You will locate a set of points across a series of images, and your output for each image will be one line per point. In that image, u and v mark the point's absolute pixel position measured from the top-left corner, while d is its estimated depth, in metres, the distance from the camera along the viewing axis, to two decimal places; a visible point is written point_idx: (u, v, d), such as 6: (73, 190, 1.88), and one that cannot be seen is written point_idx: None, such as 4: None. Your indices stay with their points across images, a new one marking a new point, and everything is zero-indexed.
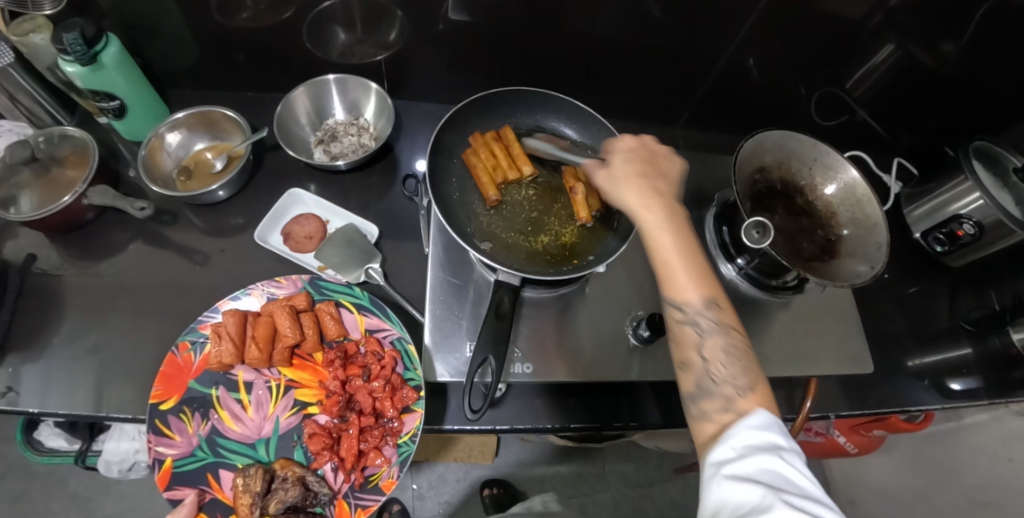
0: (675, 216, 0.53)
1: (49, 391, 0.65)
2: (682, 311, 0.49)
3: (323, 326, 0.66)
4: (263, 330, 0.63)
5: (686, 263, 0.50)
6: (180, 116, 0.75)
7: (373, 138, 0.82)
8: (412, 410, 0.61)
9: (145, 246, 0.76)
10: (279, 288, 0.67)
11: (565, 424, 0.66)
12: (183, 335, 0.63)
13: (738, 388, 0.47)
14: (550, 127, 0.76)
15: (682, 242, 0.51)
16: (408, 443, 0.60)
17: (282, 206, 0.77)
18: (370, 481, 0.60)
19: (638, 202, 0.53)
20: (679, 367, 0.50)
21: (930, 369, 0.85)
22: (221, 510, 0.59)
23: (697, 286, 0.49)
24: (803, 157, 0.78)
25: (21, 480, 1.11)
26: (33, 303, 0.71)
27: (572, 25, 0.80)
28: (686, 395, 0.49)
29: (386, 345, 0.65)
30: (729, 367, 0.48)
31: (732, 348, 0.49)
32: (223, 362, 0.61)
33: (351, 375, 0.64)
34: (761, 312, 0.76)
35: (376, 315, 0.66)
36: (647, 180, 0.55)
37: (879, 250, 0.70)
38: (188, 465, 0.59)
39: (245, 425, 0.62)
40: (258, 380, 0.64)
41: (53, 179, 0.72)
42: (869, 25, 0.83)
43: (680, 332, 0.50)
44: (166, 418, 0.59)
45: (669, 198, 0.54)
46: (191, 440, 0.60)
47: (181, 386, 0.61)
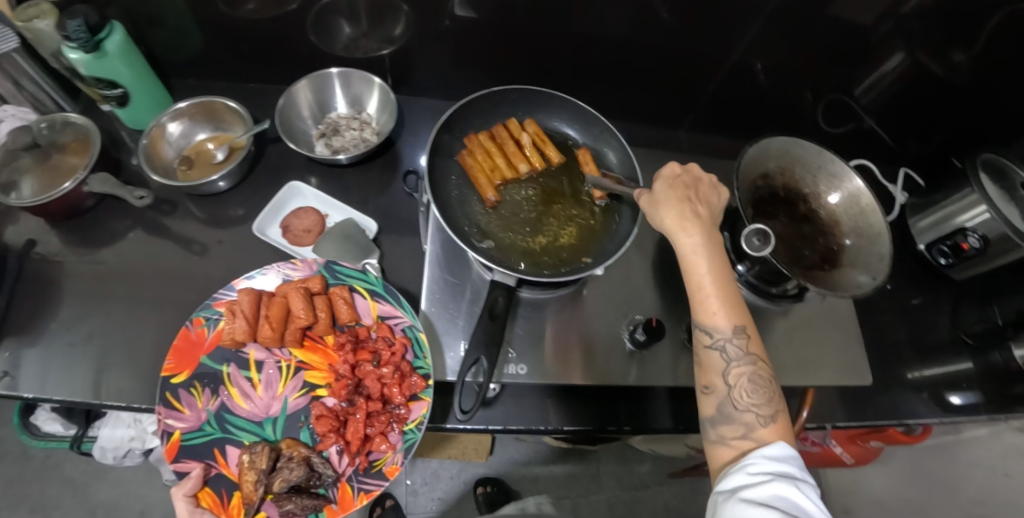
0: (712, 242, 0.54)
1: (44, 375, 0.65)
2: (710, 336, 0.51)
3: (336, 310, 0.65)
4: (277, 311, 0.62)
5: (719, 290, 0.52)
6: (183, 105, 0.74)
7: (375, 132, 0.80)
8: (420, 397, 0.60)
9: (144, 235, 0.76)
10: (295, 270, 0.66)
11: (557, 427, 0.66)
12: (198, 310, 0.62)
13: (759, 415, 0.48)
14: (552, 128, 0.75)
15: (717, 269, 0.53)
16: (413, 431, 0.59)
17: (281, 199, 0.76)
18: (374, 465, 0.59)
19: (675, 222, 0.54)
20: (702, 390, 0.52)
21: (929, 382, 0.84)
22: (226, 486, 0.58)
23: (727, 314, 0.51)
24: (807, 164, 0.77)
25: (17, 463, 1.12)
26: (33, 288, 0.71)
27: (577, 24, 0.80)
28: (706, 418, 0.51)
29: (397, 332, 0.64)
30: (753, 396, 0.49)
31: (757, 378, 0.50)
32: (236, 339, 0.61)
33: (361, 360, 0.63)
34: (759, 319, 0.76)
35: (389, 302, 0.65)
36: (687, 204, 0.55)
37: (882, 260, 0.69)
38: (195, 439, 0.58)
39: (254, 404, 0.61)
40: (269, 360, 0.63)
41: (54, 166, 0.73)
42: (879, 33, 0.84)
43: (706, 357, 0.51)
44: (176, 391, 0.59)
45: (707, 222, 0.55)
46: (200, 414, 0.59)
47: (193, 361, 0.61)
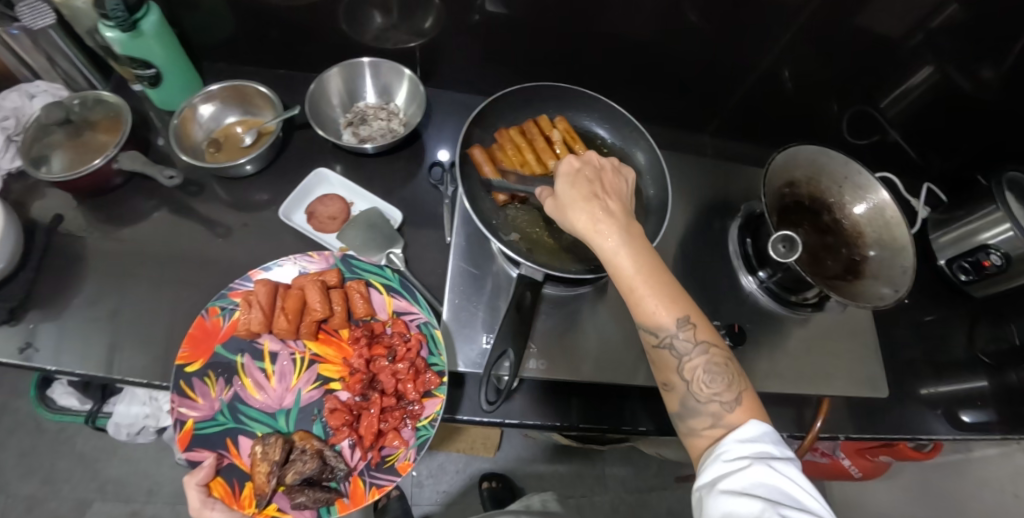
0: (633, 236, 0.49)
1: (70, 349, 0.66)
2: (657, 336, 0.48)
3: (351, 305, 0.65)
4: (293, 303, 0.62)
5: (653, 287, 0.47)
6: (214, 87, 0.75)
7: (402, 123, 0.80)
8: (433, 394, 0.60)
9: (169, 215, 0.77)
10: (312, 263, 0.67)
11: (574, 424, 0.66)
12: (213, 299, 0.62)
13: (724, 403, 0.46)
14: (583, 126, 0.75)
15: (644, 267, 0.47)
16: (427, 427, 0.59)
17: (308, 185, 0.76)
18: (387, 461, 0.59)
19: (588, 226, 0.49)
20: (663, 386, 0.50)
21: (942, 399, 0.84)
22: (237, 477, 0.58)
23: (667, 310, 0.47)
24: (833, 174, 0.76)
25: (30, 436, 1.13)
26: (59, 263, 0.72)
27: (607, 24, 0.80)
28: (673, 413, 0.49)
29: (412, 329, 0.64)
30: (712, 385, 0.47)
31: (712, 365, 0.47)
32: (251, 330, 0.61)
33: (376, 355, 0.63)
34: (778, 327, 0.76)
35: (405, 298, 0.65)
36: (596, 201, 0.49)
37: (905, 274, 0.69)
38: (208, 428, 0.58)
39: (267, 395, 0.62)
40: (283, 352, 0.63)
41: (85, 142, 0.74)
42: (906, 47, 0.84)
43: (659, 357, 0.48)
44: (189, 380, 0.59)
45: (621, 216, 0.49)
46: (213, 403, 0.59)
47: (207, 350, 0.61)
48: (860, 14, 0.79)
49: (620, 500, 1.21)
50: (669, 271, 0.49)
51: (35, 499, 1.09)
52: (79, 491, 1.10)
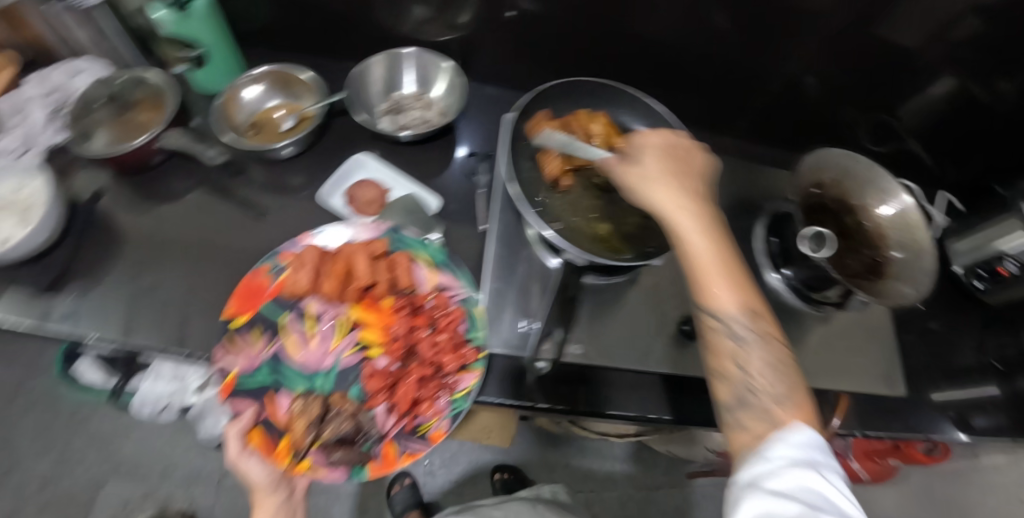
0: (711, 220, 0.52)
1: (108, 321, 0.68)
2: (719, 318, 0.49)
3: (396, 275, 0.65)
4: (340, 267, 0.64)
5: (725, 270, 0.50)
6: (261, 70, 0.78)
7: (439, 112, 0.81)
8: (471, 368, 0.61)
9: (206, 196, 0.79)
10: (361, 232, 0.68)
11: (599, 411, 0.64)
12: (265, 259, 0.65)
13: (778, 401, 0.47)
14: (621, 122, 0.76)
15: (718, 246, 0.50)
16: (461, 400, 0.60)
17: (347, 169, 0.78)
18: (420, 429, 0.59)
19: (669, 200, 0.52)
20: (715, 377, 0.50)
21: (954, 403, 0.85)
22: (275, 430, 0.59)
23: (732, 291, 0.49)
24: (858, 178, 0.78)
25: (46, 413, 1.14)
26: (98, 238, 0.74)
27: (639, 24, 0.82)
28: (721, 405, 0.49)
29: (453, 303, 0.65)
30: (769, 381, 0.48)
31: (769, 360, 0.49)
32: (297, 290, 0.63)
33: (416, 324, 0.63)
34: (798, 324, 0.78)
35: (448, 273, 0.67)
36: (681, 181, 0.54)
37: (927, 275, 0.70)
38: (250, 382, 0.60)
39: (307, 353, 0.62)
40: (326, 313, 0.63)
41: (127, 121, 0.76)
42: (924, 58, 0.86)
43: (716, 341, 0.49)
44: (236, 332, 0.62)
45: (703, 202, 0.53)
46: (255, 358, 0.61)
47: (255, 305, 0.63)
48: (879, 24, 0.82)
49: (630, 497, 1.22)
50: (739, 261, 0.52)
51: (49, 477, 1.10)
52: (94, 471, 1.11)
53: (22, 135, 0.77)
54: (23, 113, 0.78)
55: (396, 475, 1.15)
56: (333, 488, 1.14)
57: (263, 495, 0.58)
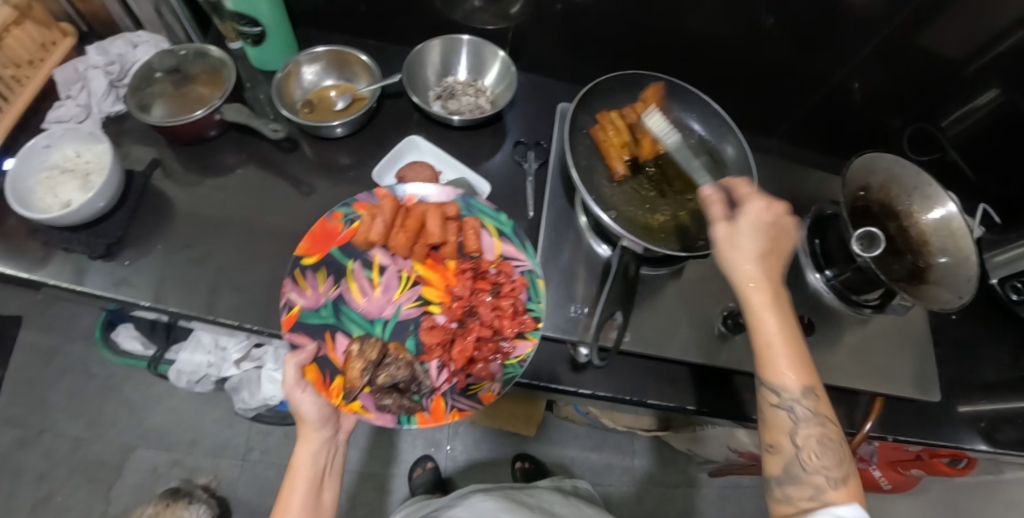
0: (781, 300, 0.54)
1: (163, 287, 0.70)
2: (779, 396, 0.52)
3: (463, 239, 0.69)
4: (413, 222, 0.67)
5: (790, 349, 0.52)
6: (321, 49, 0.79)
7: (490, 101, 0.84)
8: (528, 336, 0.63)
9: (256, 171, 0.80)
10: (434, 194, 0.71)
11: (641, 400, 0.68)
12: (340, 205, 0.68)
13: (829, 478, 0.50)
14: (675, 119, 0.77)
15: (786, 325, 0.53)
16: (515, 366, 0.62)
17: (399, 151, 0.79)
18: (470, 388, 0.61)
19: (747, 274, 0.54)
20: (766, 448, 0.53)
21: (985, 414, 0.83)
22: (330, 369, 0.61)
23: (796, 374, 0.51)
24: (904, 184, 0.78)
25: (80, 379, 1.16)
26: (152, 206, 0.75)
27: (691, 21, 0.82)
28: (772, 476, 0.52)
29: (516, 274, 0.67)
30: (822, 457, 0.51)
31: (826, 439, 0.51)
32: (370, 239, 0.65)
33: (478, 287, 0.67)
34: (836, 326, 0.78)
35: (513, 244, 0.69)
36: (764, 254, 0.55)
37: (969, 282, 0.69)
38: (311, 318, 0.63)
39: (369, 301, 0.66)
40: (391, 267, 0.68)
41: (185, 93, 0.77)
42: (968, 68, 0.86)
43: (773, 415, 0.52)
44: (304, 271, 0.64)
45: (777, 280, 0.55)
46: (319, 297, 0.64)
47: (325, 248, 0.66)
48: (924, 33, 0.82)
49: (645, 492, 1.23)
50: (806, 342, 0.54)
51: (81, 440, 1.12)
52: (124, 436, 1.13)
53: (84, 103, 0.78)
54: (83, 81, 0.79)
55: (417, 458, 1.18)
56: (355, 467, 1.16)
57: (310, 428, 0.60)
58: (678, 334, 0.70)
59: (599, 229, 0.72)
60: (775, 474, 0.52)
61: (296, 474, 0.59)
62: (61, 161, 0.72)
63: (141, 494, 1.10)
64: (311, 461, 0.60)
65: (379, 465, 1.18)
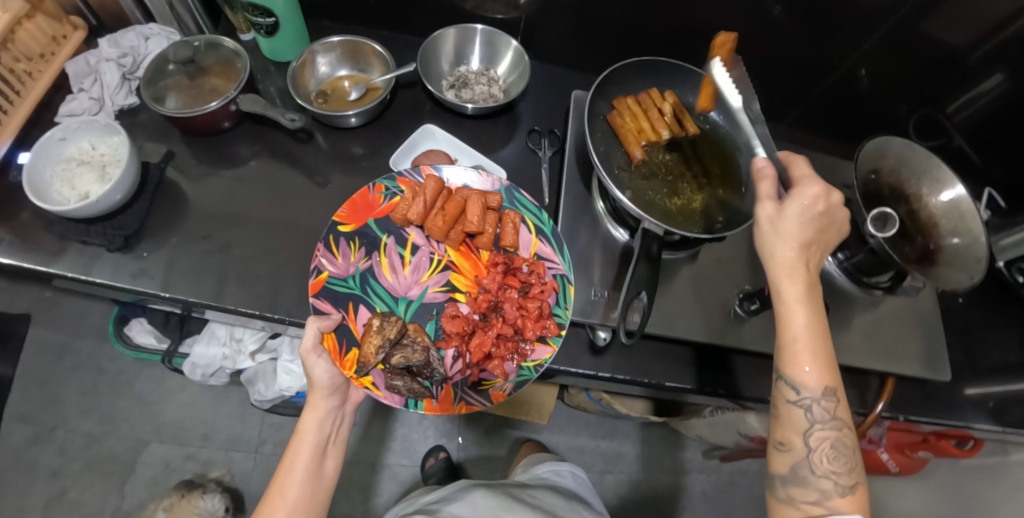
0: (814, 298, 0.54)
1: (182, 278, 0.70)
2: (798, 393, 0.52)
3: (501, 231, 0.69)
4: (453, 207, 0.67)
5: (816, 350, 0.52)
6: (336, 40, 0.78)
7: (502, 90, 0.84)
8: (549, 342, 0.64)
9: (271, 162, 0.80)
10: (478, 182, 0.72)
11: (660, 382, 0.70)
12: (383, 178, 0.70)
13: (835, 484, 0.51)
14: (690, 105, 0.78)
15: (816, 325, 0.53)
16: (530, 370, 0.64)
17: (414, 139, 0.80)
18: (482, 383, 0.64)
19: (786, 266, 0.54)
20: (776, 446, 0.54)
21: (993, 396, 0.84)
22: (347, 339, 0.63)
23: (820, 375, 0.52)
24: (913, 167, 0.79)
25: (91, 375, 1.16)
26: (167, 198, 0.76)
27: (701, 9, 0.83)
28: (778, 474, 0.53)
29: (548, 276, 0.68)
30: (833, 461, 0.51)
31: (838, 444, 0.52)
32: (408, 217, 0.67)
33: (508, 284, 0.68)
34: (848, 307, 0.79)
35: (550, 245, 0.69)
36: (808, 245, 0.55)
37: (979, 263, 0.70)
38: (339, 286, 0.65)
39: (396, 279, 0.68)
40: (424, 248, 0.70)
41: (198, 85, 0.77)
42: (974, 56, 0.87)
43: (789, 412, 0.53)
44: (338, 238, 0.67)
45: (813, 277, 0.55)
46: (348, 267, 0.66)
47: (362, 218, 0.69)
48: (930, 20, 0.83)
49: (655, 479, 1.24)
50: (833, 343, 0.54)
51: (93, 436, 1.12)
52: (136, 432, 1.14)
53: (97, 96, 0.78)
54: (95, 74, 0.78)
55: (429, 449, 1.19)
56: (368, 458, 1.18)
57: (320, 395, 0.62)
58: (695, 317, 0.71)
59: (617, 214, 0.73)
60: (782, 473, 0.53)
61: (302, 440, 0.60)
62: (77, 154, 0.72)
63: (155, 488, 1.11)
64: (316, 427, 0.61)
65: (391, 456, 1.19)
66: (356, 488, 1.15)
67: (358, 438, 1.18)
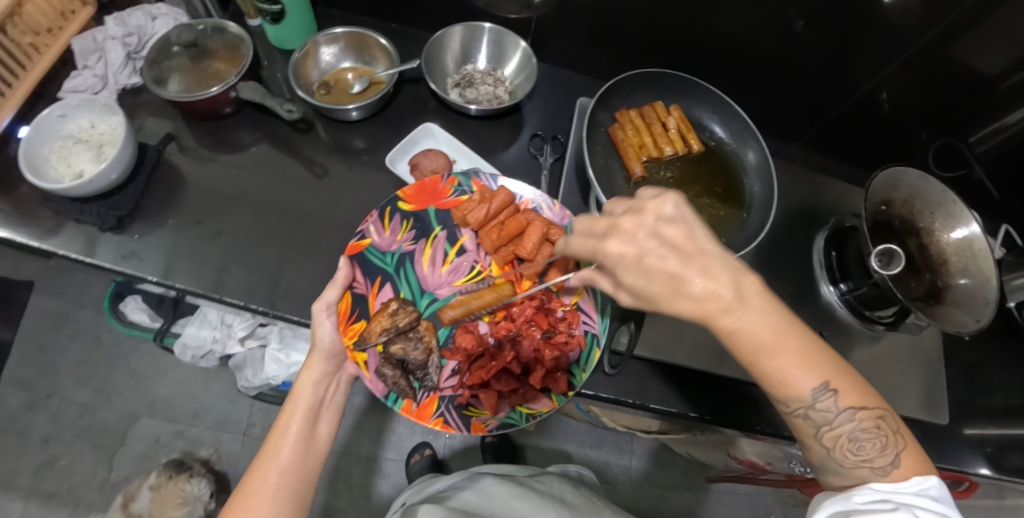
0: (748, 304, 0.43)
1: (172, 263, 0.70)
2: (792, 406, 0.46)
3: (551, 268, 0.67)
4: (514, 226, 0.66)
5: (784, 358, 0.44)
6: (340, 31, 0.77)
7: (508, 92, 0.83)
8: (551, 397, 0.61)
9: (271, 150, 0.80)
10: (549, 210, 0.68)
11: (645, 404, 0.68)
12: (460, 173, 0.68)
13: (873, 470, 0.45)
14: (698, 119, 0.76)
15: (768, 338, 0.43)
16: (520, 416, 0.61)
17: (414, 137, 0.79)
18: (468, 408, 0.62)
19: (699, 317, 0.43)
20: (801, 444, 0.49)
21: (992, 439, 0.80)
22: (360, 310, 0.63)
23: (805, 379, 0.44)
24: (927, 201, 0.76)
25: (89, 345, 1.17)
26: (163, 179, 0.75)
27: (720, 21, 0.80)
28: (815, 466, 0.49)
29: (578, 330, 0.66)
30: (861, 451, 0.46)
31: (858, 432, 0.45)
32: (468, 219, 0.67)
33: (536, 322, 0.66)
34: (846, 338, 0.78)
35: (592, 301, 0.66)
36: (695, 280, 0.43)
37: (987, 306, 0.67)
38: (375, 258, 0.65)
39: (431, 272, 0.68)
40: (470, 254, 0.70)
41: (203, 69, 0.76)
42: (1003, 84, 0.83)
43: (795, 422, 0.47)
44: (394, 212, 0.67)
45: (732, 286, 0.43)
46: (392, 243, 0.67)
47: (425, 204, 0.68)
48: (959, 44, 0.79)
49: (640, 492, 1.23)
50: (796, 327, 0.44)
51: (87, 406, 1.14)
52: (129, 405, 1.15)
53: (101, 73, 0.78)
54: (101, 52, 0.78)
55: (416, 445, 1.18)
56: (355, 448, 1.18)
57: (318, 357, 0.59)
58: (688, 341, 0.70)
59: None
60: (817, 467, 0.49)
61: (295, 400, 0.57)
62: (76, 132, 0.72)
63: (142, 463, 1.12)
64: (312, 389, 0.58)
65: (377, 449, 1.19)
66: (339, 478, 1.15)
67: (347, 428, 1.18)
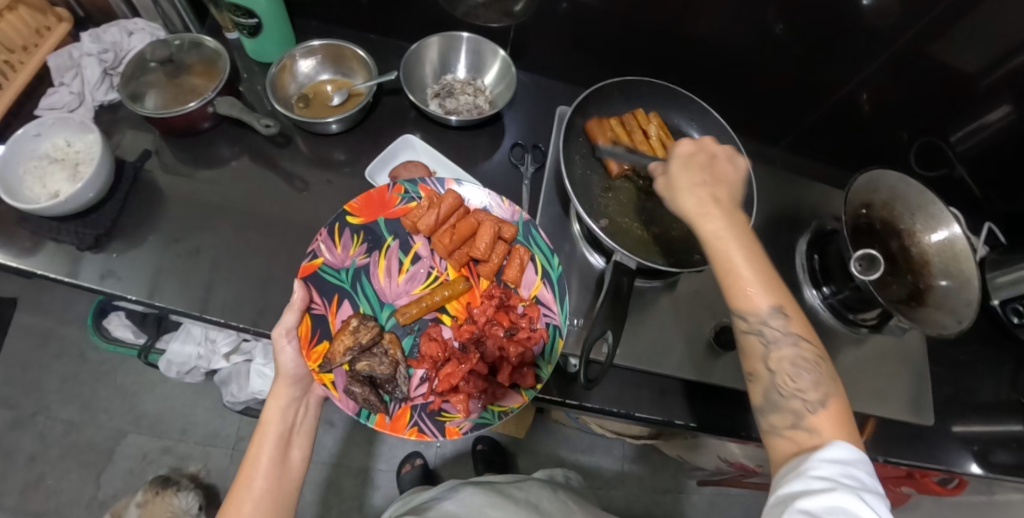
0: (736, 224, 0.51)
1: (150, 281, 0.69)
2: (747, 321, 0.49)
3: (507, 263, 0.68)
4: (465, 228, 0.67)
5: (753, 273, 0.49)
6: (316, 44, 0.77)
7: (488, 101, 0.83)
8: (520, 392, 0.61)
9: (251, 164, 0.79)
10: (498, 207, 0.70)
11: (629, 412, 0.67)
12: (404, 181, 0.69)
13: (808, 402, 0.46)
14: (675, 126, 0.77)
15: (748, 250, 0.49)
16: (493, 414, 0.60)
17: (393, 150, 0.78)
18: (440, 414, 0.61)
19: (695, 208, 0.51)
20: (747, 378, 0.50)
21: (978, 436, 0.81)
22: (321, 330, 0.62)
23: (764, 295, 0.48)
24: (908, 202, 0.76)
25: (74, 363, 1.16)
26: (141, 196, 0.74)
27: (698, 27, 0.80)
28: (755, 406, 0.49)
29: (540, 323, 0.66)
30: (798, 380, 0.47)
31: (801, 360, 0.48)
32: (419, 226, 0.67)
33: (497, 320, 0.66)
34: (831, 341, 0.78)
35: (552, 291, 0.67)
36: (706, 187, 0.52)
37: (969, 307, 0.67)
38: (330, 276, 0.65)
39: (389, 284, 0.67)
40: (425, 260, 0.69)
41: (180, 84, 0.75)
42: (982, 83, 0.83)
43: (745, 342, 0.49)
44: (344, 227, 0.66)
45: (729, 206, 0.52)
46: (345, 259, 0.66)
47: (373, 214, 0.68)
48: (937, 43, 0.79)
49: (633, 496, 1.23)
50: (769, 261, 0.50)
51: (72, 424, 1.13)
52: (116, 422, 1.14)
53: (77, 91, 0.77)
54: (77, 69, 0.77)
55: (407, 455, 1.18)
56: (345, 460, 1.17)
57: (283, 384, 0.61)
58: (672, 348, 0.70)
59: (594, 240, 0.73)
60: (757, 404, 0.49)
61: (264, 430, 0.59)
62: (52, 151, 0.71)
63: (130, 481, 1.11)
64: (280, 416, 0.60)
65: (368, 460, 1.18)
66: (331, 491, 1.14)
67: (337, 440, 1.18)
